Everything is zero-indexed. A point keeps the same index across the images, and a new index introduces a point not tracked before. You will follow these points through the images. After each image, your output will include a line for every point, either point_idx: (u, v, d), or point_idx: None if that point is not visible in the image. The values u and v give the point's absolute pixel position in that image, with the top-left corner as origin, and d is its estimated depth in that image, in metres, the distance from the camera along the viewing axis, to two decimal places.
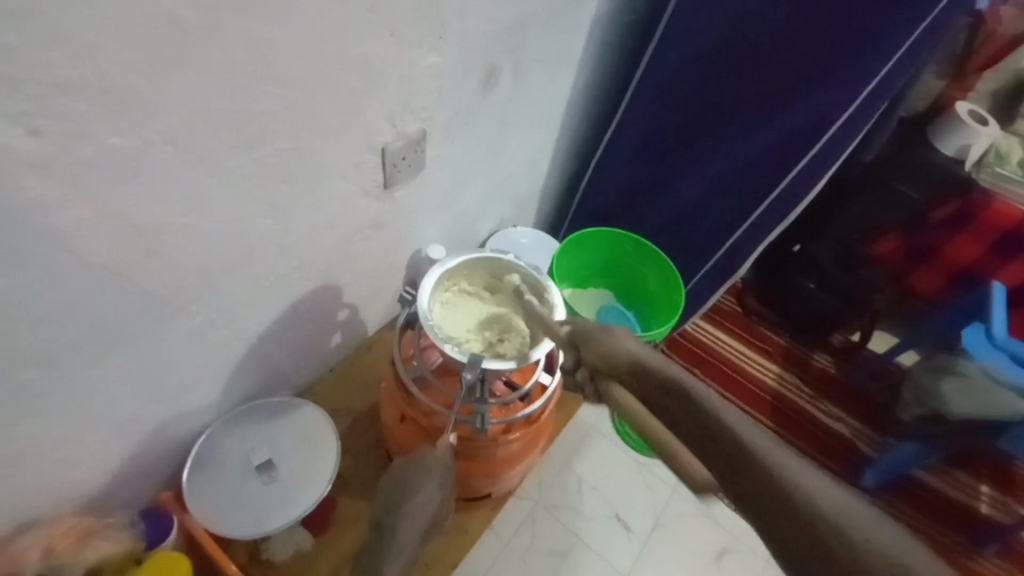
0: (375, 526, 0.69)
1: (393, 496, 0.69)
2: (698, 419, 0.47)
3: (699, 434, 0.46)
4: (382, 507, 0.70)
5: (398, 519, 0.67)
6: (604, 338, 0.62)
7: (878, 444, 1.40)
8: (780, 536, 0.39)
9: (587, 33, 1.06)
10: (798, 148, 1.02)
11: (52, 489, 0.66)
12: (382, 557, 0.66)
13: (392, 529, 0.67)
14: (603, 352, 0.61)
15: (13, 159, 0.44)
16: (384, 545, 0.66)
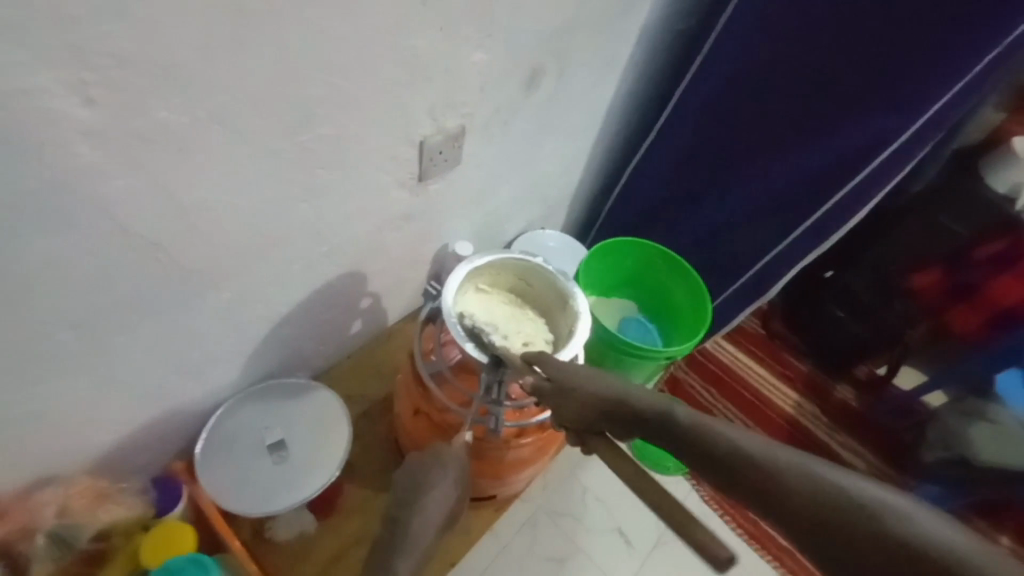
0: (386, 520, 0.64)
1: (407, 490, 0.65)
2: (732, 460, 0.48)
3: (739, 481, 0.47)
4: (395, 500, 0.65)
5: (413, 513, 0.63)
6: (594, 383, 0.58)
7: (897, 484, 1.35)
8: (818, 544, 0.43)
9: (635, 40, 1.04)
10: (843, 175, 1.00)
11: (74, 449, 0.67)
12: (394, 551, 0.60)
13: (406, 523, 0.62)
14: (594, 402, 0.57)
15: (67, 126, 0.45)
16: (397, 539, 0.61)
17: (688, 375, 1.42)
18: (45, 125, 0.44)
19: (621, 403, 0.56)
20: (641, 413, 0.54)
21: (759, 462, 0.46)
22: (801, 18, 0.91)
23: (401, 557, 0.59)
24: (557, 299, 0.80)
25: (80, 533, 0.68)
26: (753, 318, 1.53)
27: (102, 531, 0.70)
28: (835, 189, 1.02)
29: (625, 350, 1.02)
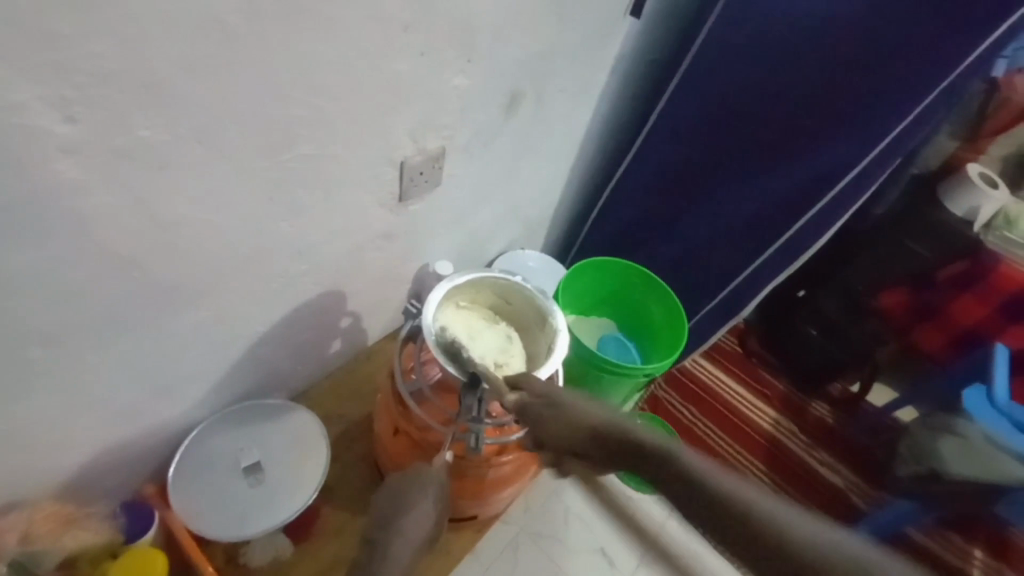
0: (364, 542, 0.61)
1: (387, 509, 0.62)
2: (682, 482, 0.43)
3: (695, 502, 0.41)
4: (373, 521, 0.62)
5: (392, 535, 0.60)
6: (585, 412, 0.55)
7: (873, 498, 1.37)
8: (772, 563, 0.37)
9: (611, 68, 1.09)
10: (810, 196, 1.03)
11: (40, 473, 0.65)
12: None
13: (384, 545, 0.59)
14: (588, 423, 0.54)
15: (47, 143, 0.45)
16: (374, 561, 0.58)
17: (667, 395, 1.44)
18: (23, 141, 0.44)
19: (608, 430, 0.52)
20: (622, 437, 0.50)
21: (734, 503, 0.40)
22: (766, 48, 0.96)
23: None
24: (536, 317, 0.81)
25: (45, 560, 0.65)
26: (730, 336, 1.56)
27: (69, 558, 0.67)
28: (803, 210, 1.05)
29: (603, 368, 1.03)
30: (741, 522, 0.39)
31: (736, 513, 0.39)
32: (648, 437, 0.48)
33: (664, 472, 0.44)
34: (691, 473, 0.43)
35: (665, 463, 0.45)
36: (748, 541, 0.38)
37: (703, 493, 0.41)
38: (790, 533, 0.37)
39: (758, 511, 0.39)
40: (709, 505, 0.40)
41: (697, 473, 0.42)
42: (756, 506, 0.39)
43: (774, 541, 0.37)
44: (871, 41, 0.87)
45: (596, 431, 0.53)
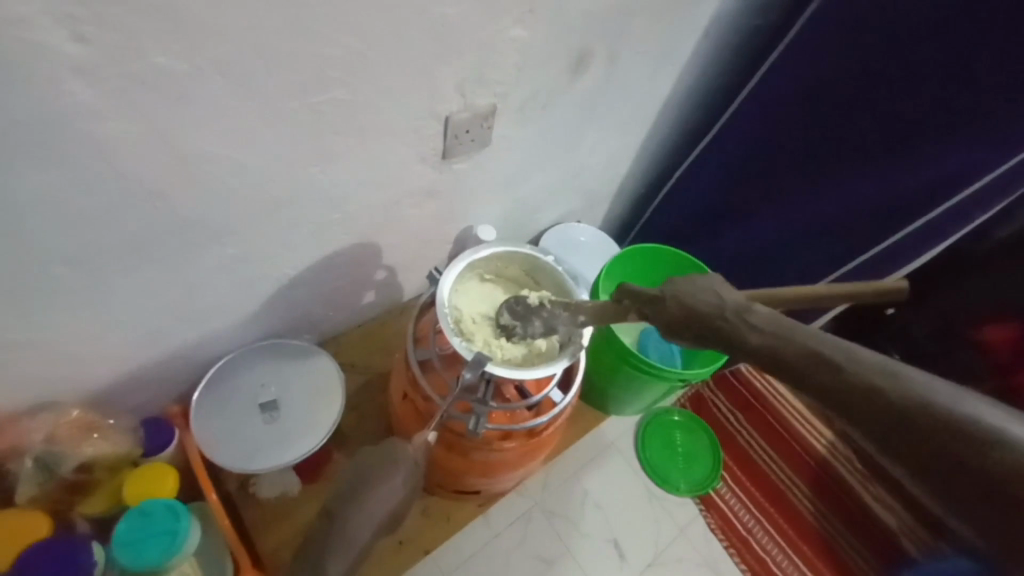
0: (328, 513, 0.62)
1: (350, 485, 0.61)
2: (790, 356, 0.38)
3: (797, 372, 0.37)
4: (336, 494, 0.62)
5: (350, 513, 0.60)
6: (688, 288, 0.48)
7: (928, 546, 1.28)
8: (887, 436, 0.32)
9: (700, 33, 0.96)
10: (914, 205, 0.89)
11: (72, 379, 0.70)
12: (331, 552, 0.60)
13: (342, 523, 0.60)
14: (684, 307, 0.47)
15: (58, 62, 0.45)
16: (331, 537, 0.61)
17: (714, 395, 1.37)
18: (35, 58, 0.44)
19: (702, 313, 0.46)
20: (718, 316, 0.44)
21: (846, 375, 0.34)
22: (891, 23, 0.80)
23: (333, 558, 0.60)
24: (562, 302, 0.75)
25: (63, 461, 0.70)
26: None
27: (87, 463, 0.72)
28: (906, 220, 0.91)
29: (638, 365, 0.96)
30: (922, 428, 0.31)
31: (913, 416, 0.31)
32: (746, 317, 0.42)
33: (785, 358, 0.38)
34: (841, 368, 0.35)
35: (806, 358, 0.37)
36: (924, 450, 0.31)
37: (809, 368, 0.36)
38: (906, 392, 0.32)
39: (932, 408, 0.31)
40: (869, 405, 0.33)
41: (803, 348, 0.37)
42: (941, 406, 0.31)
43: (889, 411, 0.32)
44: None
45: (705, 319, 0.45)
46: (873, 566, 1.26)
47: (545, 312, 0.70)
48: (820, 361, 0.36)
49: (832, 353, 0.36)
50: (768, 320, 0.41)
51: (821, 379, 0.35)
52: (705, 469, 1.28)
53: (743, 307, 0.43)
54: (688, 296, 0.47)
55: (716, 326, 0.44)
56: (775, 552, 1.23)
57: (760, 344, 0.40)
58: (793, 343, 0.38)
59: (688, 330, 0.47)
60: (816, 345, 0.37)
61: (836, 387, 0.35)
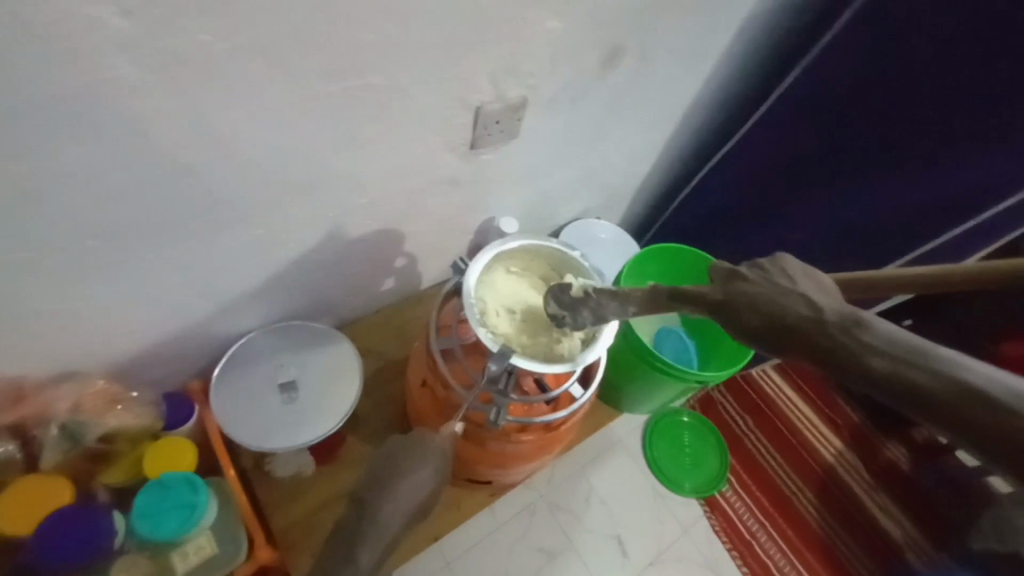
0: (357, 501, 0.60)
1: (381, 472, 0.61)
2: (918, 384, 0.30)
3: (937, 407, 0.29)
4: (366, 481, 0.61)
5: (381, 499, 0.59)
6: (772, 288, 0.40)
7: (931, 560, 1.27)
8: None
9: (734, 33, 0.95)
10: (953, 215, 0.88)
11: (95, 350, 0.70)
12: (360, 543, 0.56)
13: (375, 508, 0.58)
14: (763, 310, 0.39)
15: (104, 36, 0.45)
16: (360, 524, 0.58)
17: (724, 398, 1.36)
18: (82, 31, 0.44)
19: (790, 319, 0.37)
20: (818, 326, 0.36)
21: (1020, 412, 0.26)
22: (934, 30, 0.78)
23: (366, 544, 0.56)
24: None
25: (87, 431, 0.71)
26: None
27: (109, 434, 0.73)
28: (941, 229, 0.90)
29: (655, 364, 0.96)
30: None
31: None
32: (858, 332, 0.33)
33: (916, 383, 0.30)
34: (1012, 409, 0.26)
35: (953, 393, 0.28)
36: None
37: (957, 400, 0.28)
38: None
39: None
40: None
41: (951, 376, 0.29)
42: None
43: None
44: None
45: (794, 330, 0.37)
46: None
47: (591, 301, 0.67)
48: (979, 398, 0.28)
49: (994, 389, 0.27)
50: (888, 337, 0.32)
51: (970, 413, 0.27)
52: (713, 472, 1.27)
53: (854, 314, 0.35)
54: (769, 296, 0.39)
55: (810, 337, 0.36)
56: (779, 558, 1.23)
57: (871, 364, 0.32)
58: (932, 372, 0.30)
59: (767, 337, 0.39)
60: (971, 377, 0.28)
61: (1004, 428, 0.26)
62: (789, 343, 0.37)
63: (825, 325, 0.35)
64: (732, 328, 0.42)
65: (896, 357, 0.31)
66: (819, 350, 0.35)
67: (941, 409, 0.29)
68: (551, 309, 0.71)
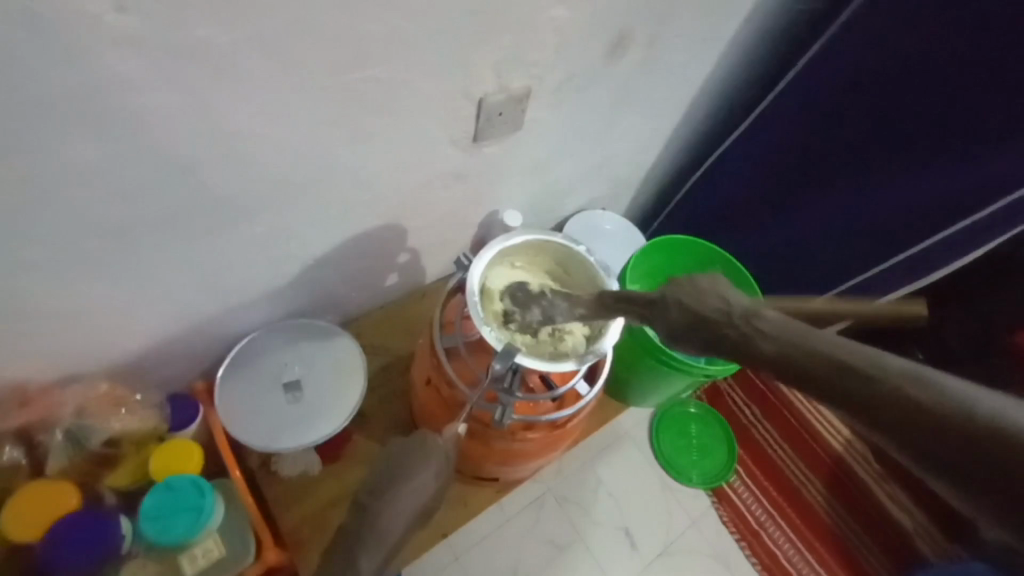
0: (356, 508, 0.61)
1: (383, 476, 0.61)
2: (796, 360, 0.35)
3: (810, 379, 0.34)
4: (367, 486, 0.62)
5: (383, 505, 0.59)
6: (693, 290, 0.45)
7: (943, 550, 1.26)
8: (917, 442, 0.29)
9: (744, 17, 0.92)
10: (963, 207, 0.85)
11: (99, 352, 0.70)
12: (360, 549, 0.57)
13: (375, 514, 0.58)
14: (686, 309, 0.44)
15: (97, 32, 0.43)
16: (360, 531, 0.58)
17: (732, 389, 1.35)
18: (75, 26, 0.42)
19: (706, 315, 0.42)
20: (724, 320, 0.41)
21: (867, 376, 0.31)
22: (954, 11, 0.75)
23: (365, 551, 0.57)
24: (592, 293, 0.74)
25: (94, 434, 0.71)
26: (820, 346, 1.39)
27: (114, 437, 0.73)
28: (954, 219, 0.86)
29: (663, 358, 0.95)
30: (973, 443, 0.27)
31: (968, 434, 0.27)
32: (753, 322, 0.39)
33: (793, 360, 0.35)
34: (876, 383, 0.31)
35: (832, 373, 0.33)
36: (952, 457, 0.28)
37: (821, 369, 0.33)
38: (932, 392, 0.29)
39: (959, 406, 0.28)
40: (913, 425, 0.29)
41: (818, 350, 0.34)
42: (990, 419, 0.27)
43: (915, 413, 0.29)
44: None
45: (712, 327, 0.41)
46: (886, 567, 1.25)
47: (544, 301, 0.71)
48: (850, 376, 0.32)
49: (863, 366, 0.32)
50: (779, 326, 0.37)
51: (831, 378, 0.33)
52: (721, 464, 1.27)
53: (750, 306, 0.40)
54: (689, 299, 0.44)
55: (722, 333, 0.40)
56: (789, 550, 1.22)
57: (763, 349, 0.37)
58: (807, 349, 0.35)
59: (692, 337, 0.43)
60: (841, 354, 0.33)
61: (857, 390, 0.31)
62: (703, 336, 0.42)
63: (730, 318, 0.40)
64: (666, 330, 0.47)
65: (780, 340, 0.36)
66: (726, 340, 0.40)
67: (812, 379, 0.34)
68: (504, 304, 0.71)
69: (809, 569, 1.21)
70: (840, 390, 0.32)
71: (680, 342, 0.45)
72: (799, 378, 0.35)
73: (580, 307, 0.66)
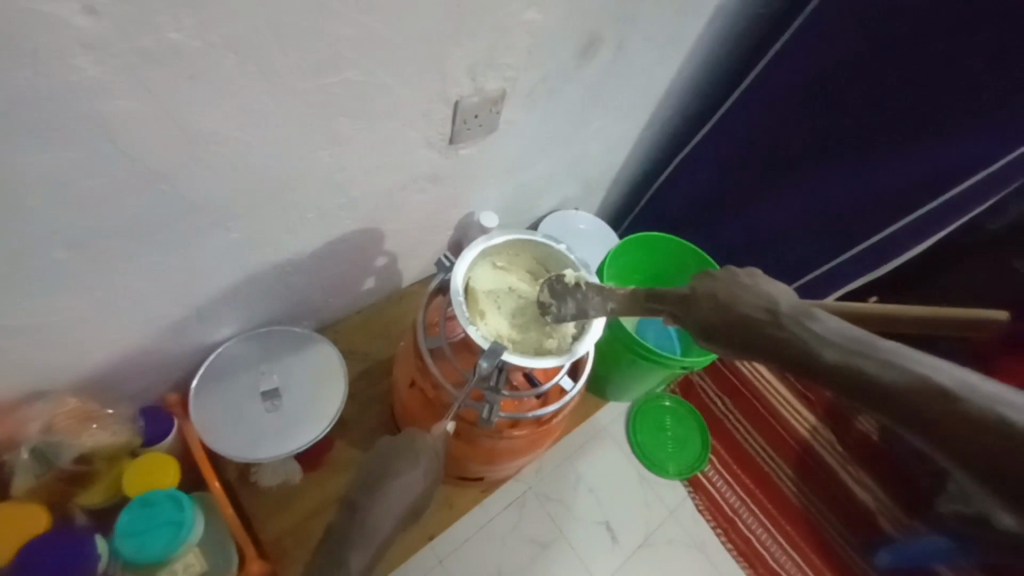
0: (344, 503, 0.59)
1: (371, 473, 0.60)
2: (852, 369, 0.38)
3: (869, 389, 0.37)
4: (356, 482, 0.60)
5: (373, 503, 0.57)
6: (735, 290, 0.47)
7: (903, 526, 1.33)
8: (963, 450, 0.33)
9: (707, 20, 0.95)
10: (915, 199, 0.91)
11: (66, 367, 0.67)
12: (348, 544, 0.55)
13: (366, 510, 0.57)
14: (727, 309, 0.46)
15: (67, 35, 0.42)
16: (348, 526, 0.56)
17: (702, 381, 1.39)
18: (44, 29, 0.41)
19: (749, 317, 0.44)
20: (771, 324, 0.43)
21: (927, 386, 0.35)
22: None
23: (356, 547, 0.55)
24: None
25: (63, 453, 0.68)
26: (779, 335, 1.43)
27: (86, 455, 0.70)
28: (911, 208, 0.92)
29: (640, 352, 0.97)
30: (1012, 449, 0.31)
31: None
32: (805, 327, 0.41)
33: (848, 368, 0.38)
34: (941, 392, 0.34)
35: (898, 381, 0.36)
36: (998, 462, 0.32)
37: (880, 377, 0.36)
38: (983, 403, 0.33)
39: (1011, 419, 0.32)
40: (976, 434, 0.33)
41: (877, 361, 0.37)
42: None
43: (967, 423, 0.33)
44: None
45: (757, 328, 0.44)
46: (853, 546, 1.30)
47: (579, 294, 0.69)
48: (917, 385, 0.35)
49: (929, 378, 0.35)
50: (833, 331, 0.40)
51: (892, 389, 0.36)
52: (697, 454, 1.30)
53: (802, 310, 0.43)
54: (733, 300, 0.46)
55: (774, 336, 0.42)
56: (762, 534, 1.27)
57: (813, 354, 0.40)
58: (866, 358, 0.37)
59: (736, 337, 0.45)
60: (906, 365, 0.36)
61: (912, 399, 0.35)
62: (746, 334, 0.44)
63: (779, 319, 0.43)
64: (702, 327, 0.48)
65: (836, 348, 0.39)
66: (773, 343, 0.42)
67: (870, 387, 0.37)
68: (542, 296, 0.72)
69: (782, 552, 1.26)
70: (901, 400, 0.35)
71: (713, 343, 0.48)
72: (854, 385, 0.38)
73: (613, 304, 0.64)
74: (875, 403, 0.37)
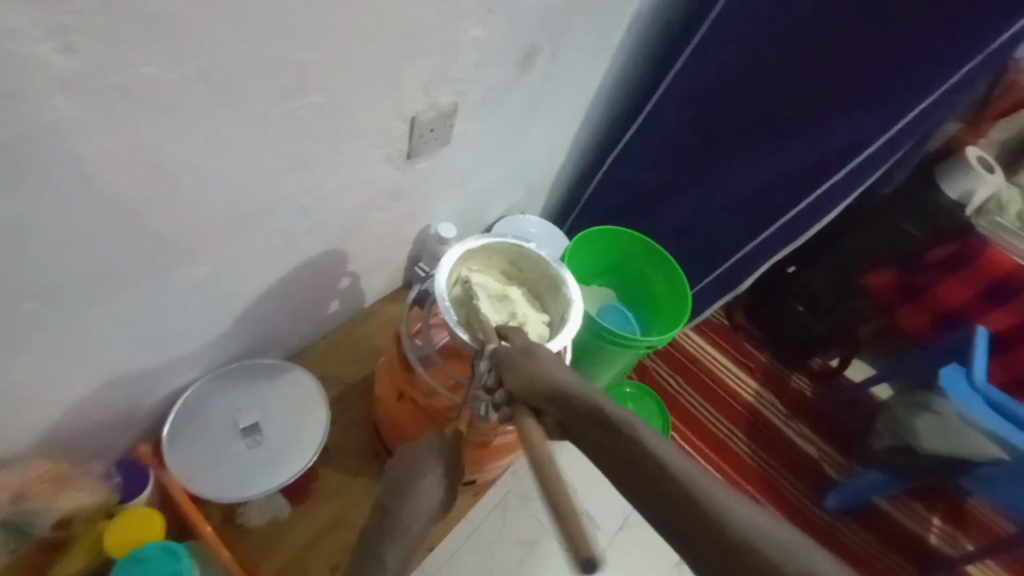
0: (376, 508, 0.60)
1: (395, 477, 0.61)
2: (637, 457, 0.40)
3: (640, 475, 0.40)
4: (384, 488, 0.61)
5: (401, 503, 0.59)
6: (551, 366, 0.50)
7: (844, 469, 1.39)
8: (672, 521, 0.37)
9: (628, 27, 1.03)
10: (816, 176, 1.02)
11: (31, 429, 0.63)
12: (384, 542, 0.57)
13: (396, 512, 0.58)
14: (544, 381, 0.49)
15: (42, 75, 0.41)
16: (382, 528, 0.58)
17: (655, 363, 1.44)
18: (18, 69, 0.40)
19: (572, 394, 0.47)
20: (573, 402, 0.46)
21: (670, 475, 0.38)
22: (794, 14, 0.91)
23: (390, 545, 0.57)
24: (548, 285, 0.79)
25: (38, 519, 0.64)
26: (718, 311, 1.53)
27: (65, 518, 0.67)
28: (817, 182, 1.03)
29: (607, 336, 1.03)
30: (692, 522, 0.36)
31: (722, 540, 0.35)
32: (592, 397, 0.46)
33: (628, 449, 0.41)
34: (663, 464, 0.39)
35: (644, 457, 0.40)
36: (694, 538, 0.36)
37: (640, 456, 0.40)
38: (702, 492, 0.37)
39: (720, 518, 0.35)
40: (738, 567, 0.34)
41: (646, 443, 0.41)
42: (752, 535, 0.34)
43: (693, 503, 0.37)
44: (913, 9, 0.82)
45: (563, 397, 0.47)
46: (802, 494, 1.34)
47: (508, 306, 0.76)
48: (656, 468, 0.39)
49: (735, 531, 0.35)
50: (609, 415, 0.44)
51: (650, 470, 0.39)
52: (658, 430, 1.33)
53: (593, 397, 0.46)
54: (718, 508, 0.36)
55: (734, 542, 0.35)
56: None
57: (609, 432, 0.43)
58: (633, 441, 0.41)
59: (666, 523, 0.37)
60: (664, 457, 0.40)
61: (655, 474, 0.39)
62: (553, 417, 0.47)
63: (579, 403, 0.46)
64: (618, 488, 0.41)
65: (631, 436, 0.42)
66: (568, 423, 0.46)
67: (635, 462, 0.40)
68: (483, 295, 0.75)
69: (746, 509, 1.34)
70: (655, 484, 0.39)
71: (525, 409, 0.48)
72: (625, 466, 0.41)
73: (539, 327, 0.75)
74: (641, 493, 0.39)
